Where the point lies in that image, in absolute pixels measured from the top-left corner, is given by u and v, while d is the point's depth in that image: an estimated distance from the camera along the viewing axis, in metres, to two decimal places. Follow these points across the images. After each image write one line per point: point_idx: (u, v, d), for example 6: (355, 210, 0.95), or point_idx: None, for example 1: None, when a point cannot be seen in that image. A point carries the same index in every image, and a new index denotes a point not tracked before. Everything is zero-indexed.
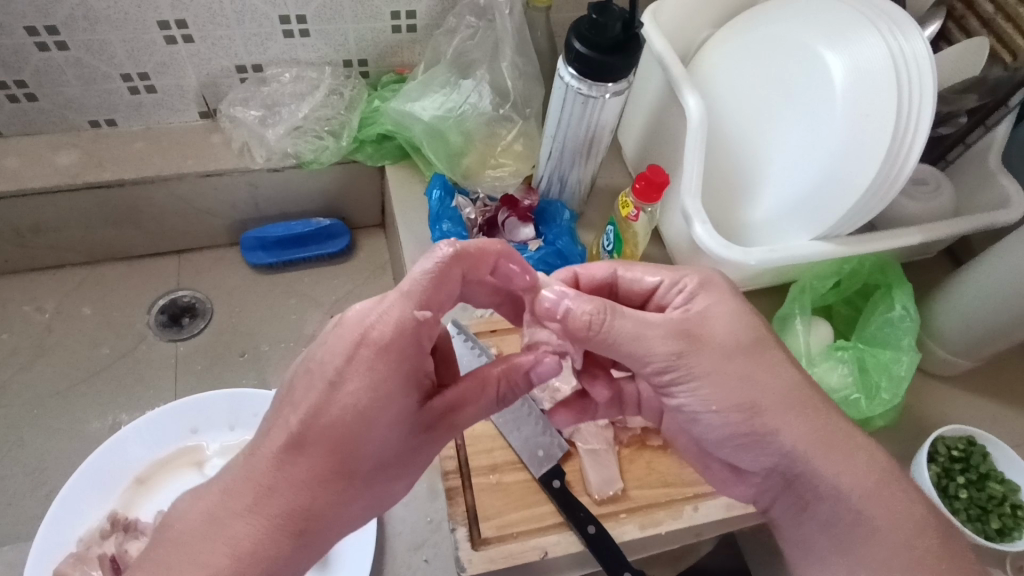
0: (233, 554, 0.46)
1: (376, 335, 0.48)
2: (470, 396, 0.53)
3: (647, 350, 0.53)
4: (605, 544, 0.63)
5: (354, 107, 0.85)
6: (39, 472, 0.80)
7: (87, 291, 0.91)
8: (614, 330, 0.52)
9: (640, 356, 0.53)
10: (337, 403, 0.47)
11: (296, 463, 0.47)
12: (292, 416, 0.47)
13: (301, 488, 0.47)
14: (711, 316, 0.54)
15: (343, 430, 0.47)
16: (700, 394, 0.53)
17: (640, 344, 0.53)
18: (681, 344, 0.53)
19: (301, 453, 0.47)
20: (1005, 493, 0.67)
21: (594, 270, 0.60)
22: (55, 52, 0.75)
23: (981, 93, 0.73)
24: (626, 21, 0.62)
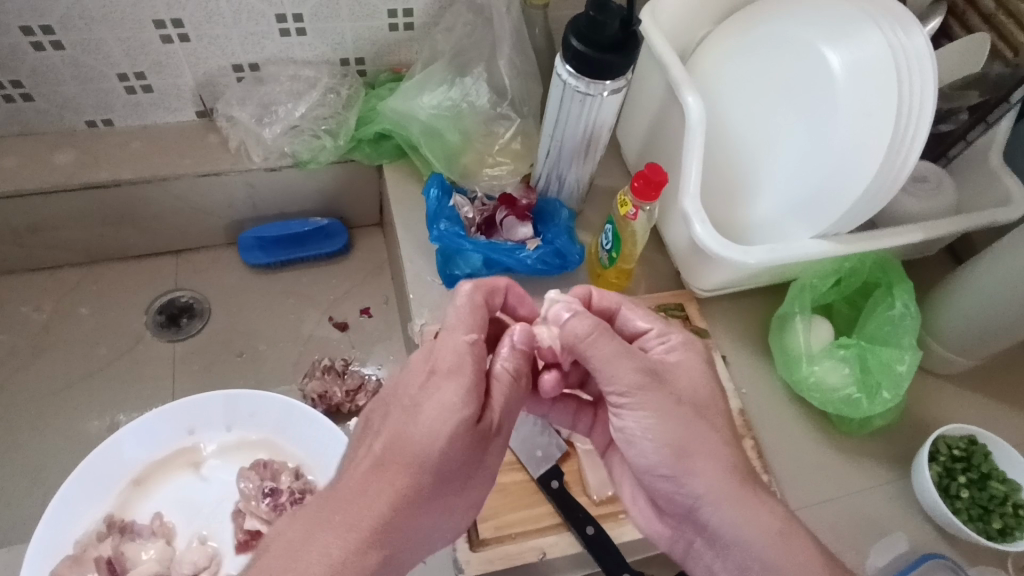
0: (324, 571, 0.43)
1: (440, 363, 0.49)
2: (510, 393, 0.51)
3: (611, 372, 0.52)
4: (603, 545, 0.63)
5: (351, 106, 0.85)
6: (36, 473, 0.80)
7: (85, 291, 0.91)
8: (594, 348, 0.52)
9: (603, 376, 0.52)
10: (416, 426, 0.47)
11: (377, 488, 0.46)
12: (375, 443, 0.48)
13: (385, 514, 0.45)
14: (680, 369, 0.54)
15: (423, 449, 0.47)
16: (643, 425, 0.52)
17: (609, 365, 0.52)
18: (645, 377, 0.52)
19: (386, 477, 0.46)
20: (1007, 493, 0.66)
21: (605, 297, 0.59)
22: (51, 52, 0.75)
23: (984, 89, 0.73)
24: (624, 18, 0.62)
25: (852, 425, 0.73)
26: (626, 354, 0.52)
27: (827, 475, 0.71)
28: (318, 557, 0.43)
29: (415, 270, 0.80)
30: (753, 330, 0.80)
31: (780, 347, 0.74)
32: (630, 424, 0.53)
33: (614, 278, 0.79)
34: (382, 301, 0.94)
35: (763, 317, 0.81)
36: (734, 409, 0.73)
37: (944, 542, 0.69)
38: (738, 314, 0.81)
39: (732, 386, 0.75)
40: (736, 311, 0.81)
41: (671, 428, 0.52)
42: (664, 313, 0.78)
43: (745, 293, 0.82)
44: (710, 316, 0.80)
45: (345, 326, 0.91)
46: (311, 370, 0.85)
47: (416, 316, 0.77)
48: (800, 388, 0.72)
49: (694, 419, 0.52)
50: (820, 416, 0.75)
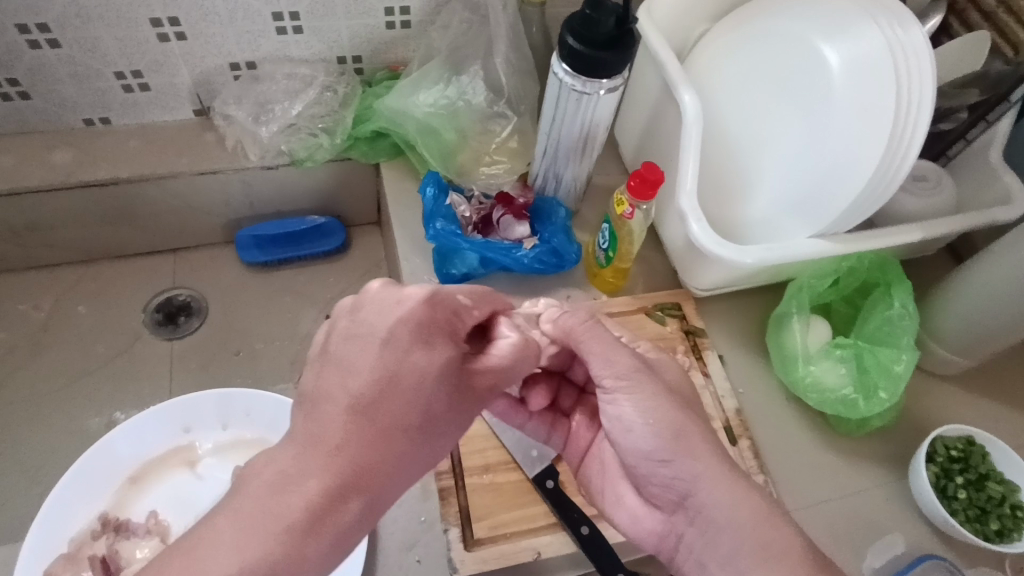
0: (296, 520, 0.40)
1: (417, 304, 0.44)
2: (515, 356, 0.48)
3: (607, 359, 0.56)
4: (598, 545, 0.63)
5: (348, 105, 0.85)
6: (34, 471, 0.80)
7: (83, 289, 0.91)
8: (592, 335, 0.56)
9: (597, 366, 0.56)
10: (399, 367, 0.42)
11: (357, 431, 0.41)
12: (349, 381, 0.42)
13: (365, 466, 0.41)
14: (661, 367, 0.59)
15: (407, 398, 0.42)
16: (639, 410, 0.54)
17: (607, 351, 0.56)
18: (638, 364, 0.56)
19: (365, 423, 0.41)
20: (1004, 494, 0.66)
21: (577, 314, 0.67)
22: (47, 50, 0.75)
23: (984, 87, 0.72)
24: (619, 16, 0.61)
25: (850, 426, 0.73)
26: (617, 346, 0.57)
27: (824, 476, 0.71)
28: (295, 502, 0.40)
29: (412, 269, 0.80)
30: (749, 330, 0.79)
31: (778, 347, 0.74)
32: (623, 410, 0.55)
33: (612, 277, 0.79)
34: None
35: (760, 317, 0.80)
36: (729, 410, 0.72)
37: (941, 543, 0.68)
38: (735, 314, 0.80)
39: (729, 386, 0.74)
40: (733, 311, 0.81)
41: (664, 411, 0.54)
42: (661, 312, 0.78)
43: (742, 293, 0.82)
44: (708, 314, 0.80)
45: None
46: None
47: None
48: (797, 388, 0.72)
49: (683, 412, 0.55)
50: (818, 415, 0.74)
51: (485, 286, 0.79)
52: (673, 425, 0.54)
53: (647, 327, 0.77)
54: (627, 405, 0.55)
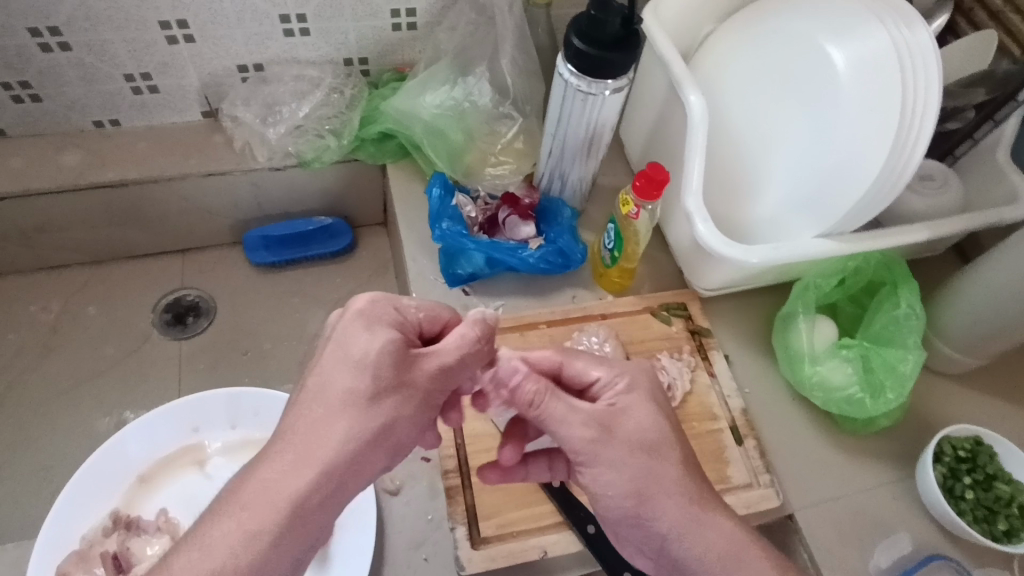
0: (265, 499, 0.45)
1: (357, 306, 0.51)
2: (462, 347, 0.53)
3: (564, 431, 0.53)
4: (605, 543, 0.63)
5: (355, 106, 0.85)
6: (45, 469, 0.81)
7: (93, 290, 0.92)
8: (548, 410, 0.53)
9: (559, 435, 0.53)
10: (346, 352, 0.49)
11: (314, 413, 0.48)
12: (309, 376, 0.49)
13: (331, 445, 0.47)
14: (627, 413, 0.54)
15: (363, 382, 0.48)
16: (606, 477, 0.52)
17: (563, 425, 0.53)
18: (596, 431, 0.52)
19: (323, 404, 0.48)
20: (1012, 494, 0.65)
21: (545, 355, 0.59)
22: (58, 54, 0.76)
23: (990, 87, 0.72)
24: (626, 17, 0.61)
25: (857, 425, 0.73)
26: (578, 412, 0.53)
27: (830, 476, 0.71)
28: (261, 482, 0.46)
29: (418, 269, 0.80)
30: (756, 330, 0.79)
31: (783, 346, 0.74)
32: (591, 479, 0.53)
33: (617, 277, 0.79)
34: None
35: (767, 316, 0.80)
36: (735, 409, 0.73)
37: (949, 543, 0.68)
38: (742, 314, 0.80)
39: (734, 386, 0.74)
40: (740, 311, 0.81)
41: (627, 477, 0.52)
42: (667, 312, 0.78)
43: (749, 293, 0.82)
44: (714, 315, 0.80)
45: None
46: None
47: None
48: (803, 388, 0.72)
49: (651, 468, 0.52)
50: (824, 415, 0.74)
51: (491, 286, 0.80)
52: (637, 489, 0.51)
53: (652, 328, 0.77)
54: (593, 474, 0.53)
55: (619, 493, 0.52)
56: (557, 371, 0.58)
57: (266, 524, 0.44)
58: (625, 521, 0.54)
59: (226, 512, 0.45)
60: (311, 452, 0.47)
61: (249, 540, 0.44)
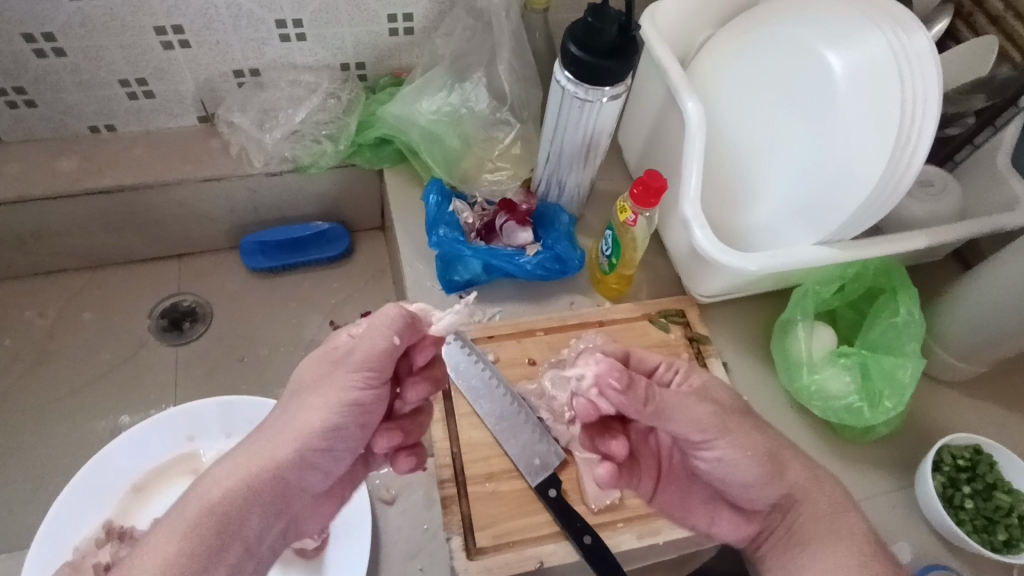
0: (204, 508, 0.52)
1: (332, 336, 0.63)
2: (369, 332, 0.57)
3: (687, 414, 0.59)
4: (602, 555, 0.62)
5: (352, 111, 0.85)
6: (40, 477, 0.80)
7: (89, 295, 0.92)
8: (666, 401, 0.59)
9: (681, 421, 0.59)
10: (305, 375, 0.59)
11: (273, 436, 0.56)
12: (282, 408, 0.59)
13: (256, 461, 0.55)
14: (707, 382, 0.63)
15: (305, 390, 0.58)
16: (736, 454, 0.59)
17: (683, 410, 0.59)
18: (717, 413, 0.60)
19: (281, 430, 0.56)
20: (1012, 504, 0.65)
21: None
22: (53, 59, 0.75)
23: (990, 94, 0.71)
24: (623, 24, 0.61)
25: (856, 433, 0.72)
26: (695, 400, 0.60)
27: None
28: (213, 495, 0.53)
29: (415, 276, 0.80)
30: (755, 337, 0.79)
31: (782, 354, 0.74)
32: (721, 455, 0.60)
33: (615, 284, 0.78)
34: (383, 305, 0.94)
35: (766, 323, 0.80)
36: None
37: (948, 553, 0.68)
38: (739, 321, 0.80)
39: None
40: (738, 319, 0.80)
41: (757, 445, 0.60)
42: (665, 319, 0.77)
43: (747, 299, 0.81)
44: (712, 322, 0.79)
45: None
46: None
47: None
48: (801, 396, 0.71)
49: (763, 438, 0.61)
50: (823, 423, 0.74)
51: (488, 293, 0.79)
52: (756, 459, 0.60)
53: (650, 334, 0.76)
54: (725, 449, 0.60)
55: (752, 471, 0.60)
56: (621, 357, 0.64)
57: (199, 527, 0.51)
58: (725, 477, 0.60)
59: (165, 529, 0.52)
60: (259, 466, 0.55)
61: (179, 540, 0.51)
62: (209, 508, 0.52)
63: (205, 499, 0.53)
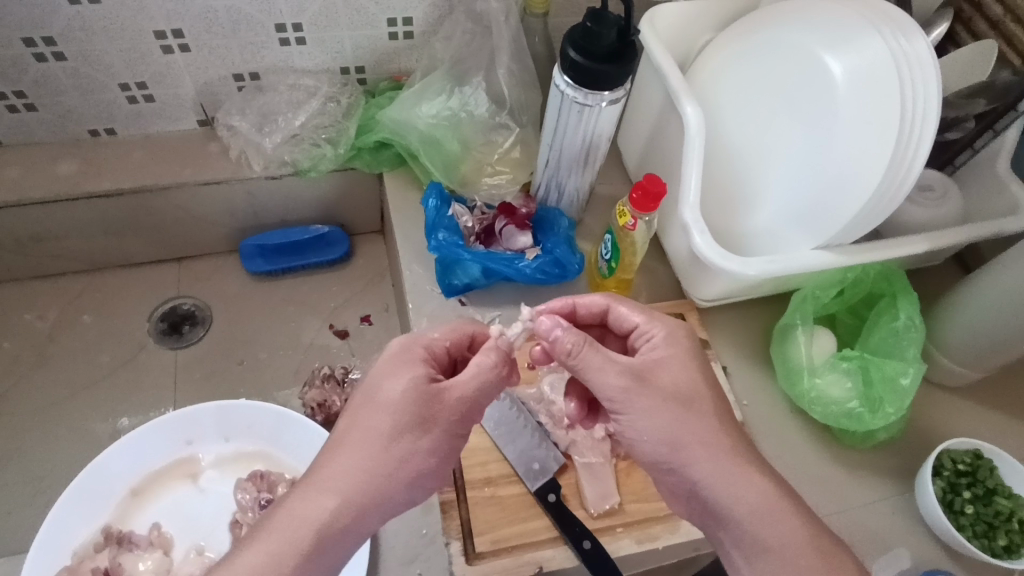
0: (306, 526, 0.48)
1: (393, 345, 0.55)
2: (478, 377, 0.53)
3: (601, 380, 0.55)
4: (601, 559, 0.62)
5: (352, 115, 0.85)
6: (38, 480, 0.80)
7: (88, 298, 0.92)
8: (585, 360, 0.54)
9: (594, 384, 0.55)
10: (381, 394, 0.52)
11: (355, 452, 0.51)
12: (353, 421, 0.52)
13: (361, 485, 0.50)
14: (664, 363, 0.56)
15: (385, 415, 0.51)
16: (641, 427, 0.54)
17: (599, 372, 0.54)
18: (630, 381, 0.54)
19: (361, 447, 0.50)
20: (1012, 509, 0.65)
21: (591, 300, 0.62)
22: (53, 63, 0.75)
23: (990, 98, 0.70)
24: (622, 29, 0.61)
25: (855, 438, 0.72)
26: (613, 364, 0.55)
27: (829, 490, 0.70)
28: (312, 514, 0.49)
29: (414, 279, 0.80)
30: (755, 342, 0.79)
31: (782, 358, 0.74)
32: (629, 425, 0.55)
33: (614, 288, 0.78)
34: (382, 309, 0.93)
35: (766, 327, 0.80)
36: None
37: (948, 558, 0.68)
38: (738, 325, 0.80)
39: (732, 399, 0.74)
40: (738, 323, 0.80)
41: (662, 427, 0.54)
42: None
43: (746, 303, 0.81)
44: (712, 326, 0.79)
45: (344, 333, 0.91)
46: (310, 378, 0.86)
47: (415, 325, 0.77)
48: (802, 401, 0.71)
49: (688, 425, 0.54)
50: (823, 428, 0.74)
51: (488, 297, 0.79)
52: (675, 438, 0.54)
53: None
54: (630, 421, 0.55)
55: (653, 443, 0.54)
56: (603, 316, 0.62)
57: (290, 551, 0.47)
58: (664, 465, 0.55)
59: (252, 547, 0.48)
60: (352, 486, 0.50)
61: (272, 566, 0.46)
62: (313, 530, 0.48)
63: (307, 517, 0.48)
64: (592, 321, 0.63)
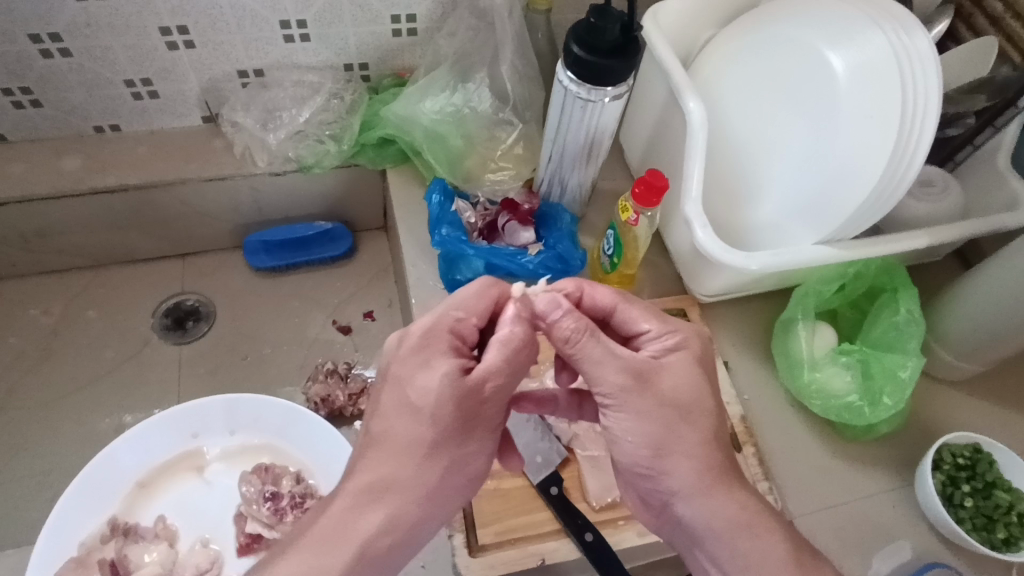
0: (354, 541, 0.49)
1: (416, 327, 0.53)
2: (507, 361, 0.51)
3: (597, 374, 0.52)
4: (603, 551, 0.62)
5: (355, 111, 0.86)
6: (44, 474, 0.81)
7: (93, 294, 0.92)
8: (583, 350, 0.52)
9: (590, 376, 0.53)
10: (414, 399, 0.51)
11: (391, 462, 0.51)
12: (388, 431, 0.51)
13: (410, 492, 0.50)
14: (668, 368, 0.53)
15: (424, 420, 0.50)
16: (624, 430, 0.53)
17: (596, 367, 0.52)
18: (628, 381, 0.52)
19: (398, 457, 0.51)
20: (1012, 502, 0.65)
21: (600, 294, 0.58)
22: (59, 59, 0.76)
23: (990, 93, 0.71)
24: (625, 23, 0.62)
25: (857, 431, 0.73)
26: (613, 361, 0.52)
27: (830, 483, 0.71)
28: (359, 529, 0.50)
29: (418, 274, 0.80)
30: (756, 337, 0.79)
31: (784, 352, 0.74)
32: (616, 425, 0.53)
33: (616, 283, 0.79)
34: (385, 305, 0.94)
35: (767, 322, 0.80)
36: (733, 416, 0.73)
37: (949, 551, 0.68)
38: (740, 319, 0.80)
39: (733, 393, 0.74)
40: (740, 317, 0.80)
41: (649, 432, 0.52)
42: None
43: (748, 299, 0.82)
44: (714, 320, 0.80)
45: (348, 329, 0.91)
46: (314, 373, 0.87)
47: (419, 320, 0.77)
48: (802, 394, 0.72)
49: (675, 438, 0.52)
50: (824, 422, 0.74)
51: None
52: (659, 445, 0.52)
53: None
54: (617, 421, 0.53)
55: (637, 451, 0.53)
56: (608, 312, 0.58)
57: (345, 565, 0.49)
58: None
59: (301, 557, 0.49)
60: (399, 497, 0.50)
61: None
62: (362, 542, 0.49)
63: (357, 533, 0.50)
64: (594, 316, 0.59)
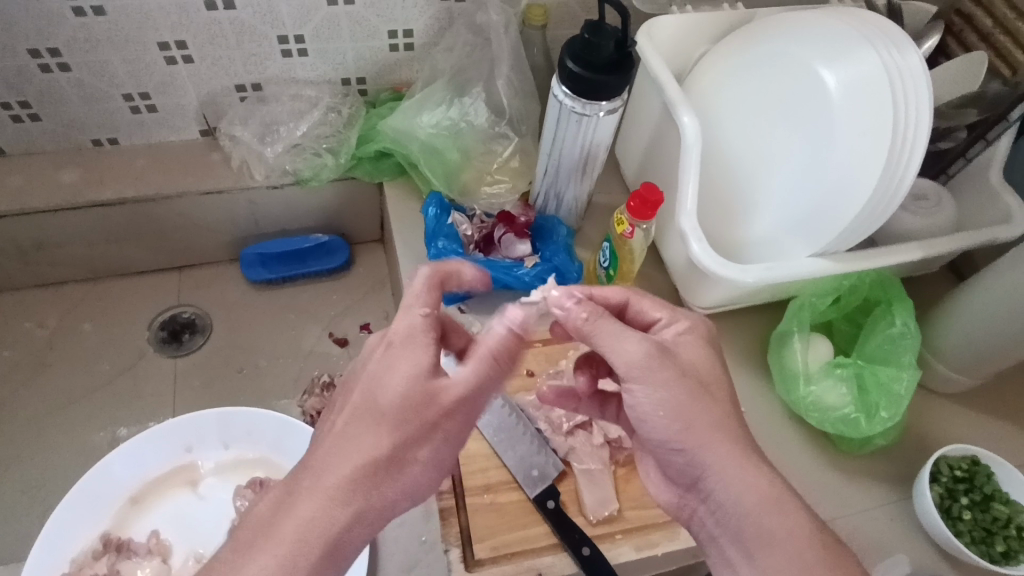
0: (306, 531, 0.47)
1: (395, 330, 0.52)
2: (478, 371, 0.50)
3: (615, 352, 0.53)
4: (599, 565, 0.62)
5: (353, 125, 0.86)
6: (37, 488, 0.80)
7: (89, 306, 0.92)
8: (599, 330, 0.53)
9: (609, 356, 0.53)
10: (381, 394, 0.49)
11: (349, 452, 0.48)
12: (352, 417, 0.50)
13: (367, 481, 0.48)
14: (684, 343, 0.55)
15: (387, 418, 0.49)
16: (651, 404, 0.52)
17: (614, 343, 0.53)
18: (649, 352, 0.53)
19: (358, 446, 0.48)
20: (1010, 516, 0.65)
21: (610, 291, 0.59)
22: (57, 73, 0.76)
23: (983, 107, 0.72)
24: (619, 41, 0.63)
25: (852, 445, 0.73)
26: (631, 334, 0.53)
27: (828, 497, 0.71)
28: (310, 515, 0.47)
29: None
30: (753, 350, 0.79)
31: (779, 365, 0.74)
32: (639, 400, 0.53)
33: None
34: (381, 318, 0.94)
35: (763, 335, 0.81)
36: None
37: (947, 565, 0.68)
38: (737, 332, 0.80)
39: None
40: (736, 330, 0.80)
41: (677, 403, 0.52)
42: None
43: (744, 312, 0.82)
44: None
45: (344, 342, 0.91)
46: (309, 387, 0.87)
47: None
48: (798, 407, 0.72)
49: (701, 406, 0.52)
50: (820, 435, 0.74)
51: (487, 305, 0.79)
52: (686, 418, 0.52)
53: None
54: (642, 394, 0.53)
55: (663, 426, 0.52)
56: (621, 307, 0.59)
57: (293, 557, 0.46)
58: (667, 448, 0.54)
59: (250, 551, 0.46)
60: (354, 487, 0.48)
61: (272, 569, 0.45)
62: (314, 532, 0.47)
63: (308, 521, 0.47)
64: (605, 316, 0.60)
